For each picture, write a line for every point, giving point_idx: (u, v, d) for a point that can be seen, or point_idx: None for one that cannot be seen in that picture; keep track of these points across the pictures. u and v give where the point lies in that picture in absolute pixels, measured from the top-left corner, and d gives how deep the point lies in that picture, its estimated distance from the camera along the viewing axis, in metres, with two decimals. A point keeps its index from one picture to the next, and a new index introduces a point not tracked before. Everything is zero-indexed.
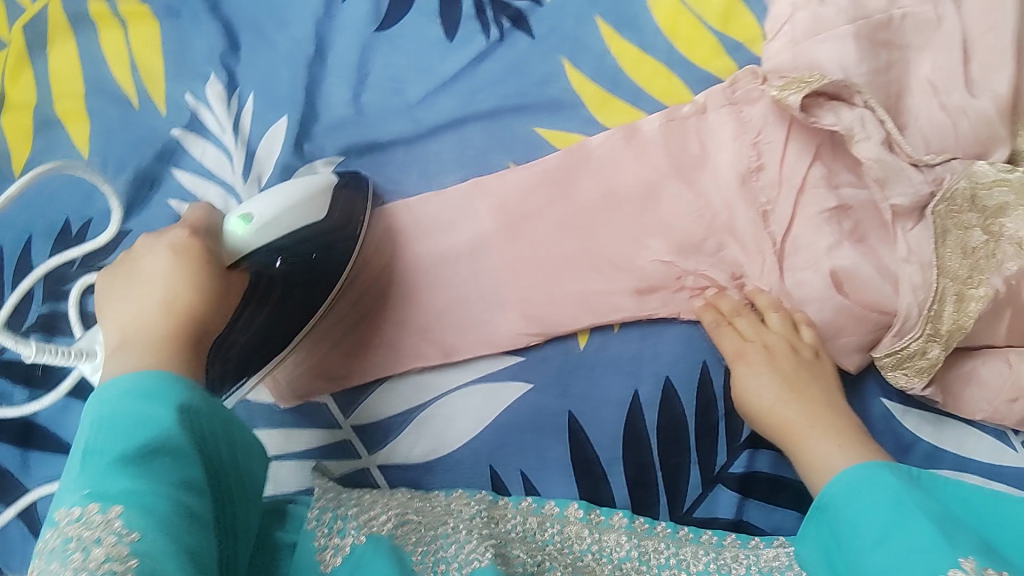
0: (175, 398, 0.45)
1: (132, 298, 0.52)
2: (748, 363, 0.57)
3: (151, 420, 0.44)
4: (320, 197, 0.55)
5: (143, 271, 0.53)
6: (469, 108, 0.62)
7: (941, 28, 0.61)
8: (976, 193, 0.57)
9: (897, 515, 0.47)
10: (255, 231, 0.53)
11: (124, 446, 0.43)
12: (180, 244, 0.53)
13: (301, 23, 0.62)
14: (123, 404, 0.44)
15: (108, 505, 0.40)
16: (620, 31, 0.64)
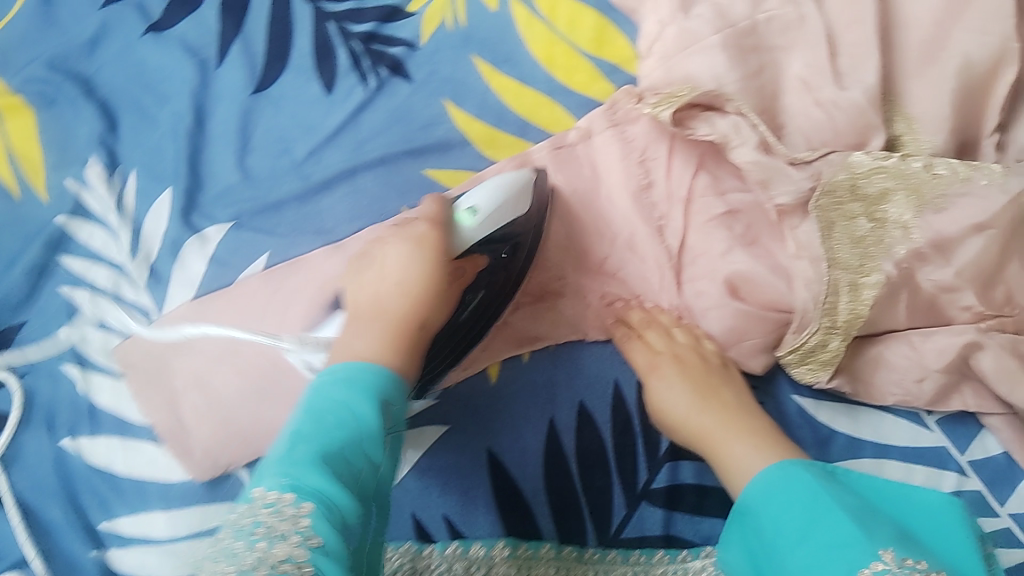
0: (377, 391, 0.47)
1: (375, 275, 0.55)
2: (661, 376, 0.58)
3: (357, 414, 0.45)
4: (520, 193, 0.58)
5: (384, 265, 0.55)
6: (358, 159, 0.63)
7: (805, 26, 0.62)
8: (855, 183, 0.58)
9: (817, 514, 0.47)
10: (480, 224, 0.56)
11: (334, 441, 0.43)
12: (417, 234, 0.55)
13: (180, 97, 0.63)
14: (341, 393, 0.45)
15: (302, 499, 0.40)
16: (497, 68, 0.65)
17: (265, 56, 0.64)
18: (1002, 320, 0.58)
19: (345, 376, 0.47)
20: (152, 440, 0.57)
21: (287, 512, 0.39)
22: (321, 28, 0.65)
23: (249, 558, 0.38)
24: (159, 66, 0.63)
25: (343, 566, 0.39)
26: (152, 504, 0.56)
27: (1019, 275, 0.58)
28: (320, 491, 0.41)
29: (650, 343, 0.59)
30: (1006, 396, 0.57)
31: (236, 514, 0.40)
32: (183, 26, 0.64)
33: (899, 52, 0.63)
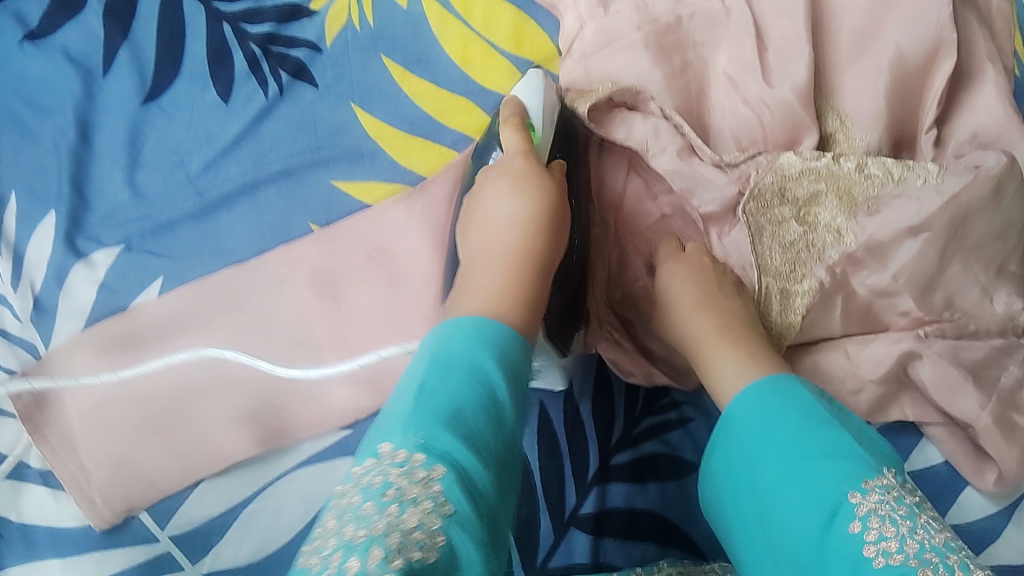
0: (493, 340, 0.42)
1: (490, 239, 0.50)
2: (677, 270, 0.55)
3: (486, 362, 0.41)
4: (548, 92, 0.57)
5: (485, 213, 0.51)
6: (259, 172, 0.58)
7: (730, 20, 0.59)
8: (784, 187, 0.55)
9: (813, 424, 0.43)
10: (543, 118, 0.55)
11: (465, 395, 0.38)
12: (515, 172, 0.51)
13: (63, 110, 0.58)
14: (463, 345, 0.41)
15: (432, 462, 0.35)
16: (410, 70, 0.61)
17: (156, 62, 0.60)
18: (942, 325, 0.55)
19: (461, 326, 0.43)
20: (43, 485, 0.53)
21: (420, 475, 0.34)
22: (215, 30, 0.60)
23: (380, 521, 0.32)
24: (40, 76, 0.59)
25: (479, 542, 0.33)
26: (42, 553, 0.51)
27: (959, 276, 0.55)
28: (452, 451, 0.36)
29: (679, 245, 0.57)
30: (947, 407, 0.55)
31: (362, 471, 0.35)
32: (66, 33, 0.60)
33: (831, 43, 0.60)
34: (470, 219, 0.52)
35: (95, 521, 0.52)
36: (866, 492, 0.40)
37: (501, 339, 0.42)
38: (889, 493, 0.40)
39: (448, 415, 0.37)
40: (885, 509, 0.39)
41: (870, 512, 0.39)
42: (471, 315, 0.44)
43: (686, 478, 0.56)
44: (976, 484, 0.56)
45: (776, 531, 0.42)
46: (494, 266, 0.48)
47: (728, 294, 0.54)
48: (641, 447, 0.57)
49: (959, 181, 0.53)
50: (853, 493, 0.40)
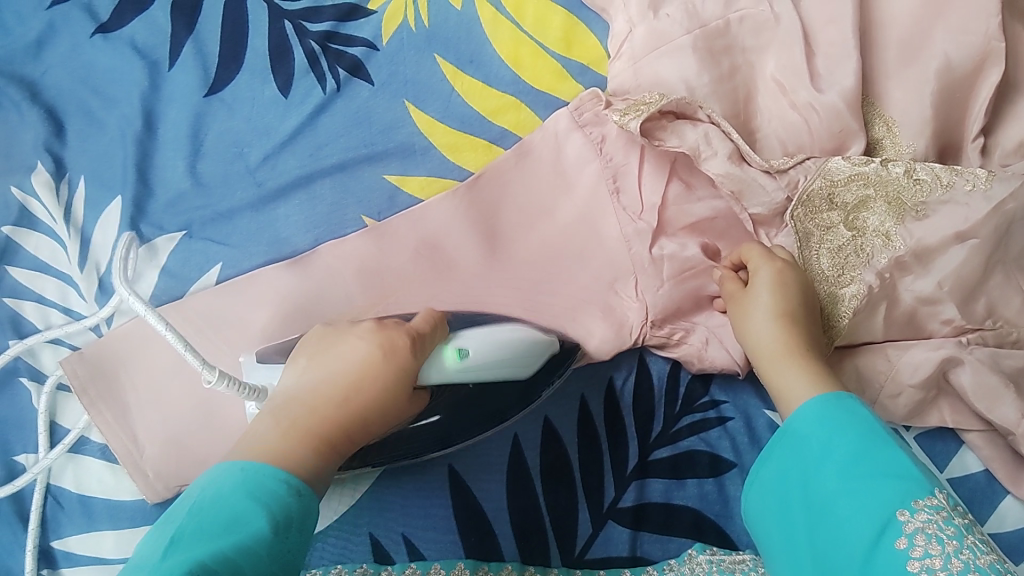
0: (259, 490, 0.40)
1: (320, 372, 0.49)
2: (761, 279, 0.55)
3: (248, 523, 0.38)
4: (514, 359, 0.53)
5: (340, 352, 0.50)
6: (315, 165, 0.60)
7: (780, 26, 0.60)
8: (832, 192, 0.58)
9: (874, 442, 0.45)
10: (465, 373, 0.52)
11: (227, 550, 0.36)
12: (391, 343, 0.50)
13: (129, 100, 0.61)
14: (232, 500, 0.39)
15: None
16: (462, 69, 0.62)
17: (218, 56, 0.62)
18: (983, 334, 0.56)
19: (232, 472, 0.42)
20: (101, 458, 0.55)
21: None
22: (276, 26, 0.63)
23: None
24: (108, 67, 0.61)
25: None
26: (99, 525, 0.54)
27: (1002, 287, 0.56)
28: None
29: (772, 252, 0.57)
30: (985, 413, 0.55)
31: None
32: (135, 26, 0.62)
33: (880, 51, 0.61)
34: (321, 347, 0.51)
35: (150, 495, 0.54)
36: (914, 511, 0.42)
37: (268, 490, 0.41)
38: (937, 513, 0.42)
39: (201, 562, 0.35)
40: (931, 529, 0.41)
41: (917, 530, 0.41)
42: (244, 464, 0.42)
43: (723, 476, 0.57)
44: (1014, 491, 0.56)
45: (824, 542, 0.45)
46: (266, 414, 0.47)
47: (805, 308, 0.55)
48: (680, 443, 0.57)
49: (1006, 189, 0.55)
50: (902, 511, 0.42)
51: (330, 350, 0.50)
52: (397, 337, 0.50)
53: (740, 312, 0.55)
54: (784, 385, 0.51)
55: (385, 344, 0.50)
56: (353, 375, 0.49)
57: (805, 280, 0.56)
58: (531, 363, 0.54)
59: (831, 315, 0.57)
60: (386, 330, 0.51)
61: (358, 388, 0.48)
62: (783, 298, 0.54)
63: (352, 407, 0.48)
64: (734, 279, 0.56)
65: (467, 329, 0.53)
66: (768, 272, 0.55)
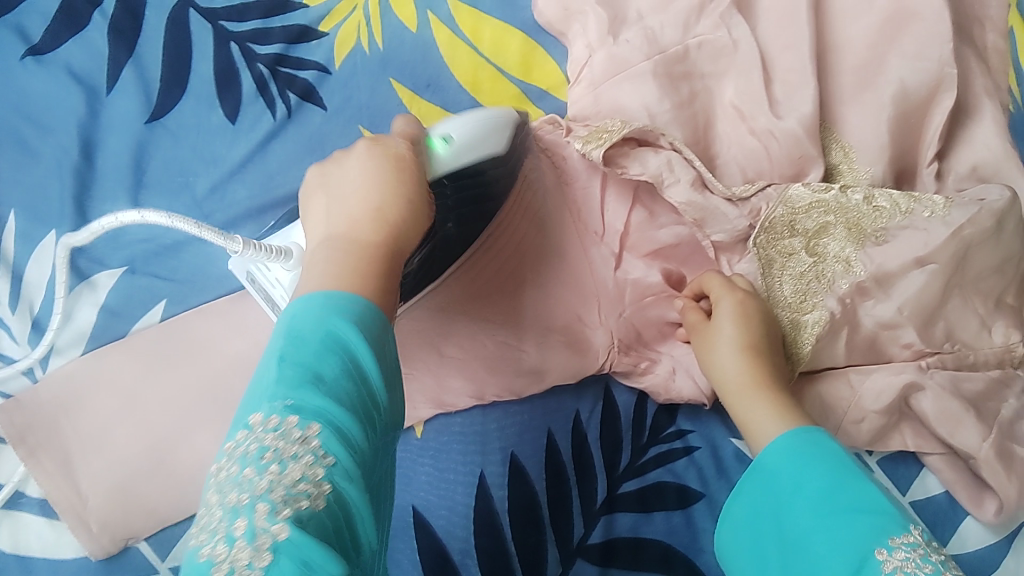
0: (345, 312, 0.36)
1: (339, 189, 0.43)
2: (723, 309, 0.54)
3: (342, 354, 0.35)
4: (497, 130, 0.51)
5: (340, 176, 0.43)
6: (266, 195, 0.57)
7: (738, 52, 0.60)
8: (794, 218, 0.57)
9: (845, 479, 0.45)
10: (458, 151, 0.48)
11: (329, 369, 0.34)
12: (394, 154, 0.43)
13: (65, 128, 0.57)
14: (315, 320, 0.36)
15: (309, 420, 0.32)
16: (419, 94, 0.61)
17: (161, 81, 0.59)
18: (942, 357, 0.57)
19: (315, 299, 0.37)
20: (40, 514, 0.51)
21: (296, 437, 0.32)
22: (223, 50, 0.60)
23: (260, 482, 0.30)
24: (41, 92, 0.58)
25: (359, 491, 0.32)
26: None
27: (959, 309, 0.57)
28: (324, 409, 0.33)
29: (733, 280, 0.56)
30: (948, 437, 0.56)
31: (227, 447, 0.32)
32: (69, 49, 0.59)
33: (835, 77, 0.61)
34: (326, 178, 0.44)
35: (93, 549, 0.50)
36: (891, 549, 0.41)
37: (357, 310, 0.37)
38: (914, 551, 0.40)
39: (312, 381, 0.34)
40: (910, 567, 0.40)
41: (896, 569, 0.40)
42: (325, 291, 0.37)
43: (691, 507, 0.56)
44: (976, 514, 0.57)
45: None
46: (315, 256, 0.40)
47: (768, 336, 0.54)
48: (647, 475, 0.57)
49: (964, 214, 0.56)
50: (880, 549, 0.41)
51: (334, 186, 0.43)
52: (400, 147, 0.44)
53: (706, 343, 0.54)
54: (751, 417, 0.51)
55: (392, 155, 0.43)
56: (374, 189, 0.42)
57: (768, 310, 0.56)
58: (503, 140, 0.51)
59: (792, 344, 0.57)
60: (384, 142, 0.44)
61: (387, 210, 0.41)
62: (746, 330, 0.54)
63: (389, 231, 0.41)
64: (696, 309, 0.56)
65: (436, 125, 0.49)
66: (730, 303, 0.55)
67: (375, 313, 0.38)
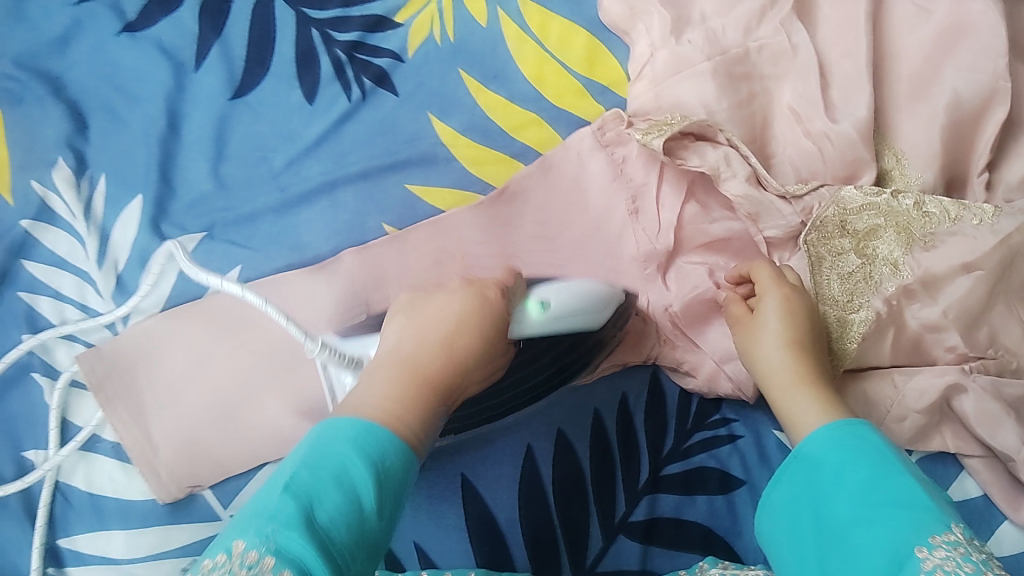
0: (369, 448, 0.40)
1: (416, 320, 0.49)
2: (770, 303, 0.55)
3: (353, 485, 0.38)
4: (595, 299, 0.53)
5: (430, 306, 0.50)
6: (339, 172, 0.60)
7: (797, 57, 0.62)
8: (845, 219, 0.59)
9: (888, 476, 0.46)
10: (552, 319, 0.51)
11: (326, 511, 0.37)
12: (481, 293, 0.49)
13: (154, 99, 0.61)
14: (336, 453, 0.39)
15: (282, 566, 0.34)
16: (486, 84, 0.63)
17: (244, 61, 0.62)
18: (985, 362, 0.58)
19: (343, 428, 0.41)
20: (113, 457, 0.55)
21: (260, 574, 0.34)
22: (303, 34, 0.63)
23: None
24: (134, 65, 0.61)
25: None
26: (110, 523, 0.53)
27: (1003, 316, 0.58)
28: (303, 557, 0.35)
29: (781, 275, 0.57)
30: (987, 439, 0.57)
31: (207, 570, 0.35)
32: (161, 27, 0.62)
33: (891, 85, 0.63)
34: (422, 309, 0.50)
35: (162, 495, 0.54)
36: (931, 547, 0.42)
37: (384, 452, 0.40)
38: (955, 549, 0.42)
39: (305, 523, 0.36)
40: (950, 565, 0.41)
41: (936, 567, 0.41)
42: (354, 418, 0.42)
43: (733, 493, 0.58)
44: (1012, 517, 0.58)
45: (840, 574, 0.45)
46: (385, 369, 0.46)
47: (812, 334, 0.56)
48: (691, 459, 0.58)
49: (1012, 223, 0.58)
50: (919, 547, 0.42)
51: (420, 310, 0.49)
52: (488, 289, 0.50)
53: (750, 337, 0.56)
54: (792, 412, 0.52)
55: (479, 297, 0.49)
56: (451, 328, 0.48)
57: (813, 307, 0.57)
58: (608, 313, 0.53)
59: (837, 345, 0.58)
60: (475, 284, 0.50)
61: (453, 334, 0.47)
62: (790, 327, 0.55)
63: (451, 361, 0.47)
64: (739, 303, 0.57)
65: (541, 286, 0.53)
66: (775, 299, 0.55)
67: (405, 457, 0.41)
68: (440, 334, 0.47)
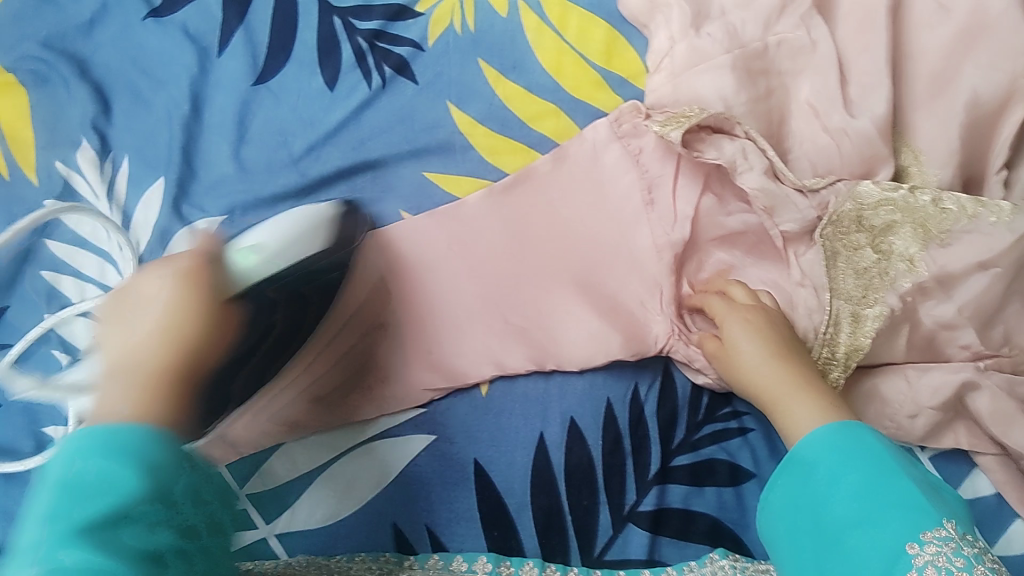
0: (138, 453, 0.40)
1: (128, 324, 0.49)
2: (743, 323, 0.56)
3: (123, 486, 0.38)
4: (313, 228, 0.55)
5: (142, 297, 0.51)
6: (357, 158, 0.61)
7: (816, 52, 0.62)
8: (861, 214, 0.59)
9: (881, 473, 0.47)
10: (263, 257, 0.53)
11: (100, 521, 0.37)
12: (183, 269, 0.51)
13: (177, 83, 0.62)
14: (61, 464, 0.39)
15: None
16: (505, 75, 0.64)
17: (267, 47, 0.63)
18: (1000, 360, 0.58)
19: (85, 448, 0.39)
20: None
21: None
22: (326, 21, 0.64)
23: None
24: (158, 49, 0.62)
25: None
26: None
27: (1018, 315, 0.58)
28: None
29: (737, 297, 0.58)
30: (1000, 437, 0.57)
31: None
32: (186, 12, 0.63)
33: (908, 83, 0.63)
34: (123, 305, 0.51)
35: None
36: (923, 545, 0.44)
37: (140, 450, 0.40)
38: (946, 545, 0.44)
39: (87, 538, 0.36)
40: (941, 561, 0.43)
41: (927, 564, 0.43)
42: (92, 434, 0.40)
43: (742, 485, 0.58)
44: None
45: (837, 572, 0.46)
46: (129, 376, 0.45)
47: (793, 342, 0.56)
48: (701, 451, 0.58)
49: None
50: (911, 544, 0.44)
51: (133, 311, 0.50)
52: (183, 263, 0.51)
53: (729, 349, 0.56)
54: (790, 413, 0.52)
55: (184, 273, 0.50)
56: (165, 320, 0.48)
57: (780, 318, 0.57)
58: (324, 235, 0.55)
59: (842, 352, 0.57)
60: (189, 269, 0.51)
61: (175, 328, 0.48)
62: (761, 338, 0.55)
63: (175, 347, 0.47)
64: (710, 336, 0.57)
65: (247, 234, 0.54)
66: (738, 320, 0.56)
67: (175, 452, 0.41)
68: (157, 327, 0.48)
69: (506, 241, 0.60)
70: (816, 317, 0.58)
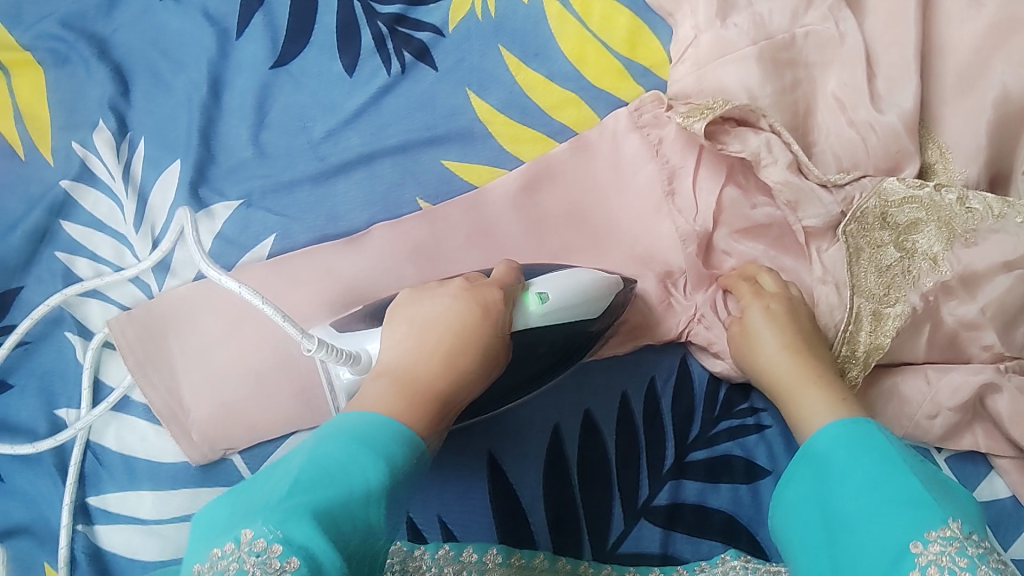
0: (379, 442, 0.41)
1: (408, 326, 0.50)
2: (770, 312, 0.56)
3: (361, 465, 0.39)
4: (586, 294, 0.52)
5: (422, 314, 0.51)
6: (377, 144, 0.60)
7: (844, 45, 0.61)
8: (886, 212, 0.58)
9: (891, 471, 0.46)
10: (545, 315, 0.51)
11: (333, 494, 0.37)
12: (483, 300, 0.50)
13: (196, 65, 0.61)
14: (337, 444, 0.40)
15: (289, 552, 0.34)
16: (526, 63, 0.63)
17: (288, 30, 0.62)
18: (1021, 362, 0.58)
19: (337, 433, 0.41)
20: (144, 417, 0.55)
21: (273, 567, 0.33)
22: (346, 5, 0.63)
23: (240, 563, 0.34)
24: (178, 31, 0.62)
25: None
26: (139, 483, 0.54)
27: None
28: (308, 545, 0.34)
29: (763, 285, 0.58)
30: (1020, 439, 0.57)
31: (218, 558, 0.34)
32: None
33: (937, 77, 0.62)
34: (415, 314, 0.51)
35: (193, 456, 0.54)
36: (927, 542, 0.42)
37: (382, 438, 0.41)
38: (951, 544, 0.42)
39: (318, 509, 0.36)
40: (944, 560, 0.41)
41: (930, 562, 0.42)
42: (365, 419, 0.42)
43: (758, 482, 0.57)
44: None
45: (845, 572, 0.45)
46: (379, 379, 0.47)
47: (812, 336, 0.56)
48: (716, 447, 0.58)
49: None
50: (915, 542, 0.42)
51: (410, 315, 0.51)
52: (489, 294, 0.51)
53: (750, 343, 0.56)
54: (804, 410, 0.52)
55: (480, 303, 0.50)
56: (446, 340, 0.49)
57: (804, 310, 0.57)
58: (596, 305, 0.53)
59: (864, 352, 0.57)
60: (473, 291, 0.51)
61: (448, 350, 0.49)
62: (783, 330, 0.55)
63: (451, 376, 0.48)
64: (733, 323, 0.57)
65: (540, 278, 0.53)
66: (758, 311, 0.56)
67: (406, 438, 0.42)
68: (439, 347, 0.49)
69: (522, 228, 0.59)
70: (836, 312, 0.57)
